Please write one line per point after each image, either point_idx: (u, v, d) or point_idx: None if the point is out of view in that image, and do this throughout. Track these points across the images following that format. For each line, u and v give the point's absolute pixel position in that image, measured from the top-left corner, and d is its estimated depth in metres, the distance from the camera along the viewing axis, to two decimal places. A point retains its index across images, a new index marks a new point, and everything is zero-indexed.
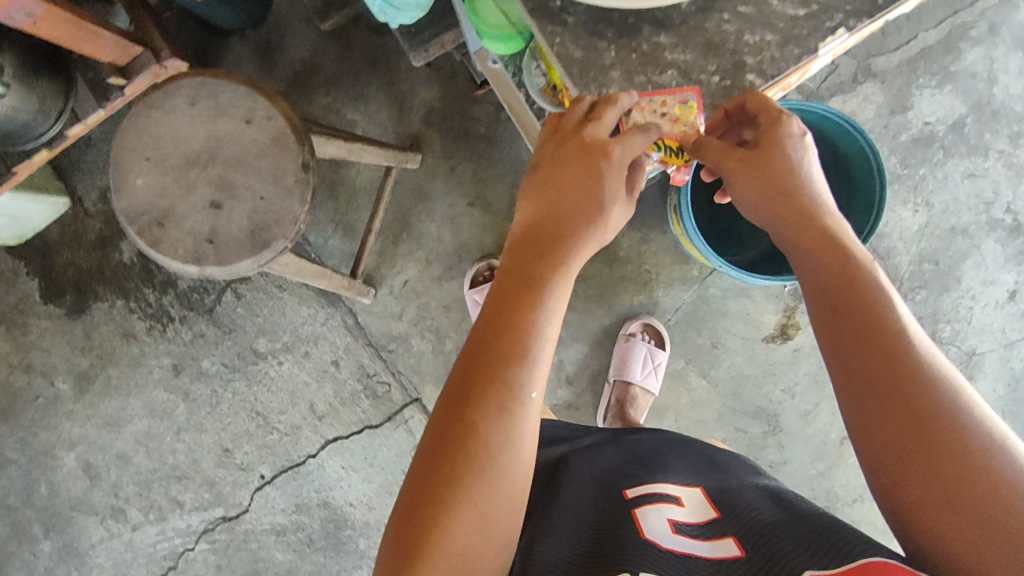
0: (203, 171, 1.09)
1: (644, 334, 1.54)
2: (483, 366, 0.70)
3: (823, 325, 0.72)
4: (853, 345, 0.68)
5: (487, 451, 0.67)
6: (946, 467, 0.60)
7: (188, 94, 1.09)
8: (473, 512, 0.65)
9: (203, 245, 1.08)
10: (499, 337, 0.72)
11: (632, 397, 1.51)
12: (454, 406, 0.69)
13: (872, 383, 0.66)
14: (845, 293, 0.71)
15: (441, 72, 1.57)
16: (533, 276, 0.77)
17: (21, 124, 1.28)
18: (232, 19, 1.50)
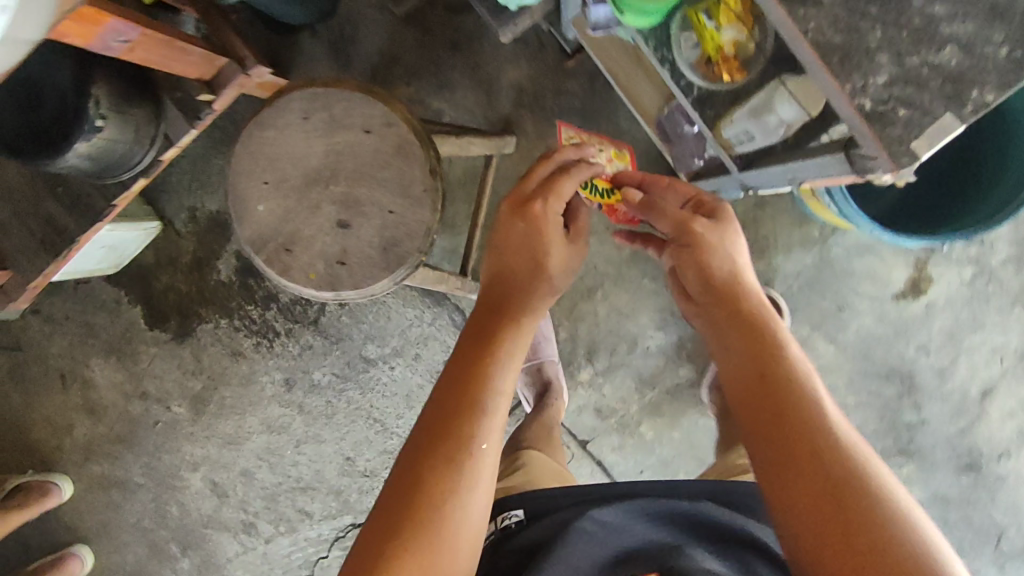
0: (327, 189, 1.02)
1: None
2: (442, 423, 0.82)
3: (750, 413, 0.80)
4: (765, 430, 0.78)
5: (438, 495, 0.78)
6: (810, 510, 0.71)
7: (302, 107, 1.01)
8: (426, 546, 0.75)
9: (335, 267, 1.03)
10: (456, 396, 0.84)
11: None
12: (419, 456, 0.81)
13: (784, 449, 0.75)
14: (758, 384, 0.81)
15: (528, 47, 1.48)
16: (486, 352, 0.88)
17: (121, 155, 1.22)
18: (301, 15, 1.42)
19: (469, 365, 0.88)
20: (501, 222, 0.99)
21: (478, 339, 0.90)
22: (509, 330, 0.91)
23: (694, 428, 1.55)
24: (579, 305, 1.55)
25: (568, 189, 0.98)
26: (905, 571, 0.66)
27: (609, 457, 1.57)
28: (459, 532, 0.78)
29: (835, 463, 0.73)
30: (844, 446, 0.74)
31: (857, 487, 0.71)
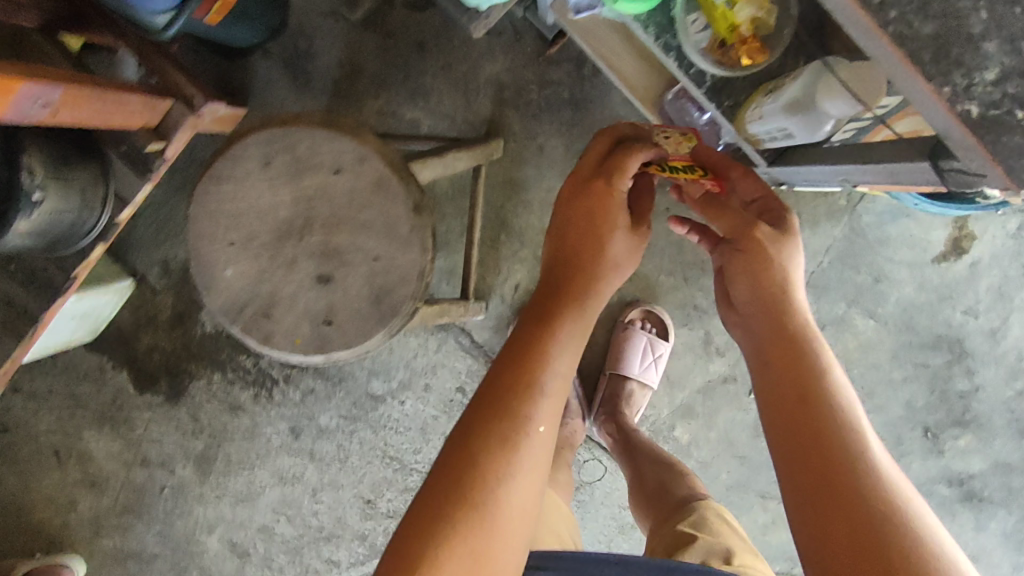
0: (301, 242, 0.89)
1: (646, 323, 1.39)
2: (495, 410, 0.72)
3: (779, 431, 0.73)
4: (791, 454, 0.71)
5: (490, 489, 0.68)
6: (841, 545, 0.64)
7: (261, 152, 0.87)
8: (474, 551, 0.65)
9: (322, 327, 0.91)
10: (515, 370, 0.75)
11: (628, 394, 1.37)
12: (467, 442, 0.71)
13: (814, 470, 0.68)
14: (793, 398, 0.74)
15: (502, 37, 1.33)
16: (549, 335, 0.79)
17: (70, 225, 1.10)
18: (249, 35, 1.28)
19: (524, 344, 0.78)
20: (567, 197, 0.88)
21: (540, 322, 0.80)
22: (574, 312, 0.81)
23: (733, 426, 1.44)
24: None
25: (636, 164, 0.85)
26: None
27: None
28: (510, 543, 0.68)
29: (874, 495, 0.65)
30: (884, 477, 0.67)
31: (894, 524, 0.63)
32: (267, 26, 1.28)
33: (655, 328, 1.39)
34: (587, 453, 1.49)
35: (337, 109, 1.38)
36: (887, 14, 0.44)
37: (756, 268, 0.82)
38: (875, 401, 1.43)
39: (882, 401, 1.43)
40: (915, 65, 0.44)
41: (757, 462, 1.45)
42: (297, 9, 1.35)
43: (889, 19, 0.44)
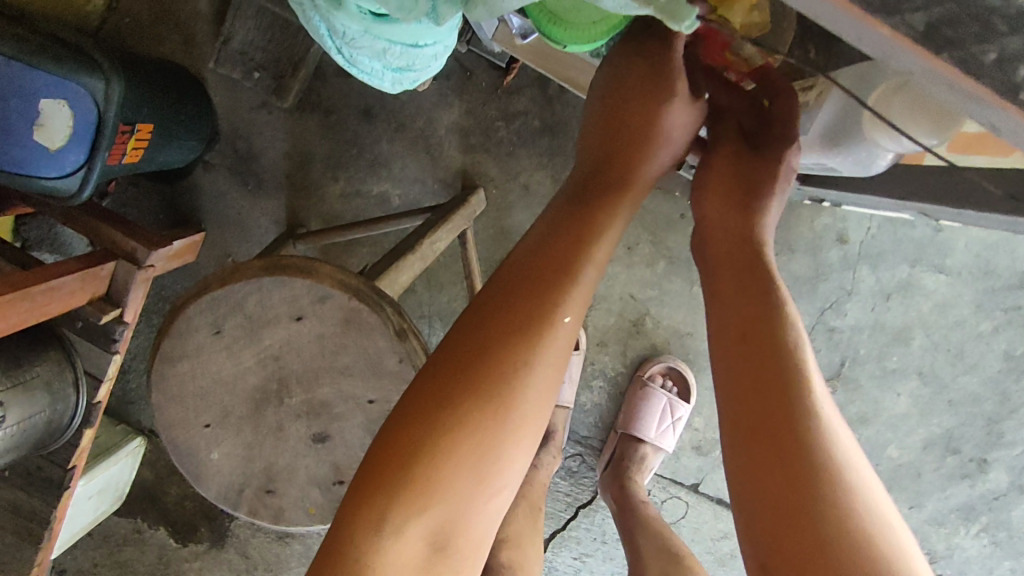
0: (282, 406, 0.78)
1: (668, 380, 1.26)
2: (512, 304, 0.59)
3: (723, 380, 0.56)
4: (735, 414, 0.54)
5: (497, 399, 0.56)
6: (772, 548, 0.50)
7: (209, 320, 0.75)
8: (474, 454, 0.56)
9: (335, 490, 0.80)
10: (558, 252, 0.61)
11: (641, 457, 1.22)
12: (476, 345, 0.58)
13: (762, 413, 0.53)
14: (747, 327, 0.56)
15: (451, 80, 1.18)
16: (591, 213, 0.63)
17: (44, 427, 0.99)
18: (182, 155, 1.16)
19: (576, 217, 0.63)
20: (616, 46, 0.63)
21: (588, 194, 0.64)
22: (619, 190, 0.65)
23: None
24: (632, 343, 1.27)
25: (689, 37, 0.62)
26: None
27: None
28: (514, 451, 0.58)
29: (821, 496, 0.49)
30: (833, 459, 0.51)
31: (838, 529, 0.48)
32: (198, 140, 1.16)
33: (677, 384, 1.26)
34: (662, 493, 1.32)
35: (299, 204, 1.26)
36: (1017, 69, 0.26)
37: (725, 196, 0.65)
38: (969, 361, 1.23)
39: (976, 359, 1.23)
40: None
41: None
42: (225, 110, 1.22)
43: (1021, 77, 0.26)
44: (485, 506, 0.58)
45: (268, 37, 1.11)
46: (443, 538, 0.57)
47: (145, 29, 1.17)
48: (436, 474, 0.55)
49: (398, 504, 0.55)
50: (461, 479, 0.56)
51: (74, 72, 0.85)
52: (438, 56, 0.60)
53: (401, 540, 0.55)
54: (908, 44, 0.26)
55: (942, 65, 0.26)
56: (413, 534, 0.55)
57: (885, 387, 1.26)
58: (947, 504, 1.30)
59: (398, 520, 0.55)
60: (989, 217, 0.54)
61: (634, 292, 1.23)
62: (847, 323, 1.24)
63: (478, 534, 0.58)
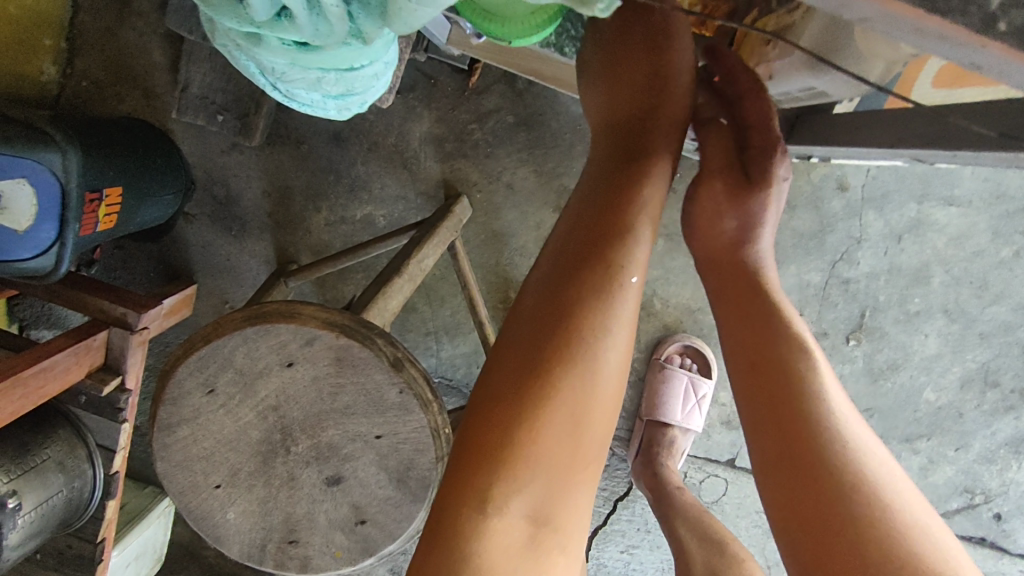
0: (290, 455, 0.76)
1: (685, 359, 1.22)
2: (585, 272, 0.57)
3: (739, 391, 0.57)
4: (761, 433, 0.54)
5: (576, 373, 0.54)
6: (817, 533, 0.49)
7: (202, 380, 0.74)
8: (533, 462, 0.53)
9: (358, 530, 0.78)
10: (596, 243, 0.58)
11: (671, 441, 1.18)
12: (549, 319, 0.55)
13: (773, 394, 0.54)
14: (757, 335, 0.57)
15: (415, 90, 1.15)
16: (631, 177, 0.61)
17: (64, 507, 0.98)
18: (162, 212, 1.14)
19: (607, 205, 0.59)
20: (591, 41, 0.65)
21: (621, 159, 0.62)
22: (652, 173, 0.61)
23: (843, 381, 1.25)
24: (643, 327, 1.24)
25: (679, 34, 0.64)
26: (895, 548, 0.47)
27: None
28: (603, 424, 0.55)
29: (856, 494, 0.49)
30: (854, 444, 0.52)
31: (885, 537, 0.47)
32: (174, 194, 1.14)
33: (696, 362, 1.22)
34: (699, 474, 1.29)
35: (285, 239, 1.24)
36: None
37: (709, 209, 0.64)
38: (995, 291, 1.18)
39: (1002, 288, 1.17)
40: None
41: (884, 409, 1.25)
42: (197, 158, 1.20)
43: (996, 7, 0.22)
44: (587, 473, 0.55)
45: (225, 78, 1.08)
46: (547, 517, 0.53)
47: (103, 90, 1.15)
48: (535, 444, 0.53)
49: (501, 477, 0.52)
50: (533, 490, 0.53)
51: (28, 149, 0.83)
52: (379, 74, 0.57)
53: (507, 515, 0.52)
54: None
55: (902, 8, 0.22)
56: (518, 507, 0.52)
57: (911, 331, 1.21)
58: (994, 440, 1.25)
59: (504, 493, 0.52)
60: (988, 157, 0.49)
61: None
62: (861, 272, 1.19)
63: (579, 513, 0.55)
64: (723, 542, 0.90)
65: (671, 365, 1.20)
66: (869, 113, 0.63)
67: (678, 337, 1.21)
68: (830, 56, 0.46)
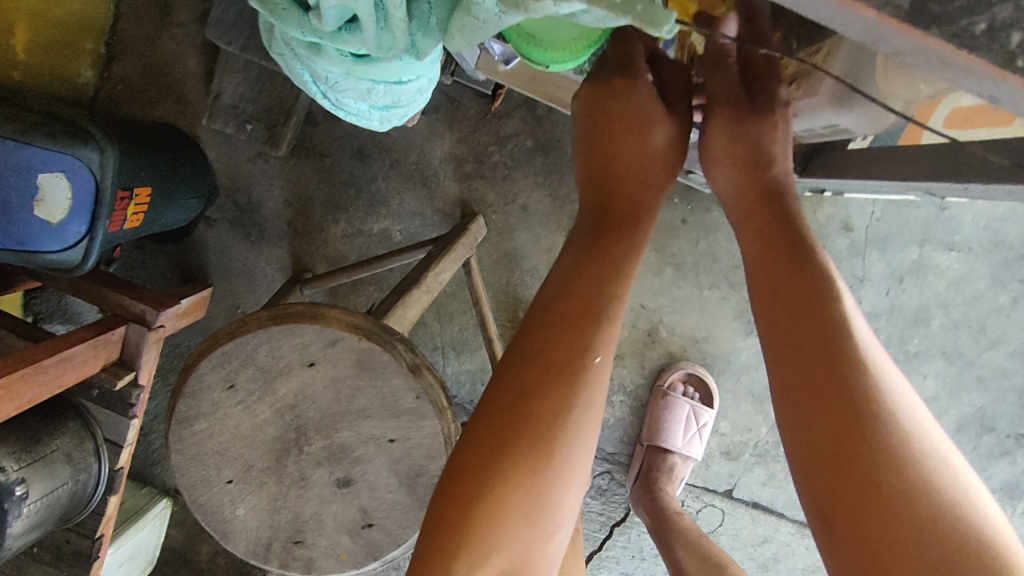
0: (304, 454, 0.77)
1: (688, 388, 1.23)
2: (544, 386, 0.55)
3: (765, 317, 0.55)
4: (785, 349, 0.52)
5: (564, 445, 0.55)
6: (836, 464, 0.48)
7: (223, 375, 0.76)
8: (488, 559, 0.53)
9: (363, 534, 0.79)
10: (553, 356, 0.56)
11: (670, 467, 1.20)
12: (525, 385, 0.55)
13: (796, 328, 0.52)
14: (790, 268, 0.55)
15: (441, 112, 1.19)
16: (608, 272, 0.58)
17: (70, 497, 0.99)
18: (184, 214, 1.17)
19: (570, 317, 0.57)
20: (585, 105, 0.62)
21: (598, 254, 0.59)
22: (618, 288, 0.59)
23: None
24: (648, 354, 1.26)
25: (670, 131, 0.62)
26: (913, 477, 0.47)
27: (764, 496, 1.28)
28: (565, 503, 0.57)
29: (875, 421, 0.48)
30: (876, 371, 0.50)
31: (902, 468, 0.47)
32: (199, 197, 1.17)
33: (698, 391, 1.23)
34: (696, 503, 1.30)
35: (302, 249, 1.26)
36: (1008, 38, 0.25)
37: (724, 133, 0.62)
38: (992, 336, 1.20)
39: (999, 334, 1.20)
40: None
41: None
42: (223, 165, 1.23)
43: (1015, 45, 0.25)
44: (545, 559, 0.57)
45: (257, 89, 1.12)
46: None
47: (137, 94, 1.19)
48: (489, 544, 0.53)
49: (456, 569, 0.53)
50: None
51: (68, 145, 0.87)
52: (423, 88, 0.61)
53: None
54: (899, 25, 0.25)
55: (936, 43, 0.25)
56: None
57: (910, 371, 1.23)
58: (989, 484, 1.26)
59: None
60: (997, 188, 0.52)
61: (644, 303, 1.23)
62: (863, 311, 1.22)
63: None
64: (722, 564, 0.91)
65: (676, 393, 1.22)
66: (879, 149, 0.67)
67: (681, 366, 1.23)
68: (863, 85, 0.48)
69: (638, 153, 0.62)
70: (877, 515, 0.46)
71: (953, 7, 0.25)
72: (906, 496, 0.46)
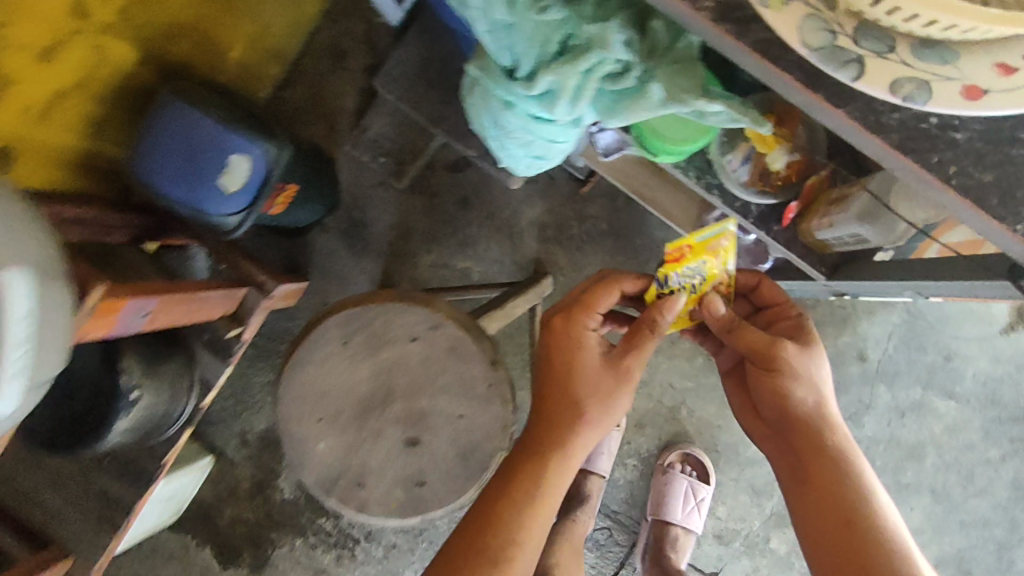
0: (385, 411, 0.94)
1: (686, 465, 1.37)
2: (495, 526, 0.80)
3: (809, 508, 0.73)
4: (822, 532, 0.71)
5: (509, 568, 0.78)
6: None
7: (340, 332, 0.94)
8: None
9: (413, 491, 0.94)
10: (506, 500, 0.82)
11: (673, 539, 1.32)
12: (489, 521, 0.81)
13: (830, 521, 0.71)
14: (823, 473, 0.73)
15: (539, 184, 1.43)
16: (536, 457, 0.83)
17: (160, 416, 1.16)
18: (308, 216, 1.38)
19: (522, 476, 0.83)
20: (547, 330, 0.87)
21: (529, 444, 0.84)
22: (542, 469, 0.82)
23: None
24: (666, 428, 1.40)
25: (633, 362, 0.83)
26: None
27: None
28: None
29: None
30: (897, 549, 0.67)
31: None
32: (323, 205, 1.39)
33: (696, 470, 1.37)
34: None
35: (394, 268, 1.47)
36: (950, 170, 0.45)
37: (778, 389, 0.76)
38: (978, 485, 1.33)
39: (984, 484, 1.33)
40: (984, 209, 0.45)
41: None
42: (348, 185, 1.47)
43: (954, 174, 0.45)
44: None
45: (398, 132, 1.38)
46: None
47: (299, 115, 1.46)
48: None
49: None
50: None
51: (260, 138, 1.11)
52: (565, 151, 0.83)
53: None
54: (893, 150, 0.45)
55: (912, 164, 0.45)
56: None
57: (899, 501, 1.35)
58: None
59: None
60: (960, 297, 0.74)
61: (673, 382, 1.39)
62: (865, 434, 1.34)
63: None
64: None
65: (675, 470, 1.35)
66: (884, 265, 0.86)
67: (680, 445, 1.38)
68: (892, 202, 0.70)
69: (581, 372, 0.83)
70: None
71: (924, 147, 0.45)
72: None
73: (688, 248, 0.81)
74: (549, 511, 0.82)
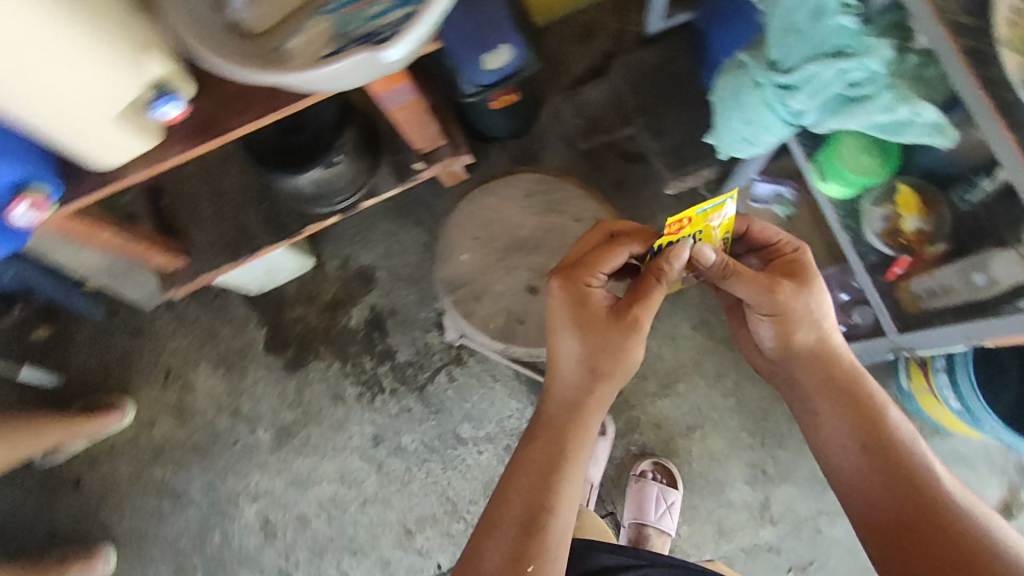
0: (526, 257, 1.17)
1: (655, 473, 1.55)
2: (537, 466, 0.94)
3: (842, 419, 0.96)
4: (858, 437, 0.94)
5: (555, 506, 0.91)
6: (894, 480, 0.90)
7: (527, 187, 1.20)
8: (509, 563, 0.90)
9: (513, 324, 1.15)
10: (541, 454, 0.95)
11: (649, 543, 1.49)
12: (535, 465, 0.95)
13: (862, 428, 0.94)
14: (849, 398, 0.96)
15: (682, 204, 1.69)
16: (561, 415, 0.97)
17: (334, 189, 1.40)
18: (501, 130, 1.66)
19: (554, 428, 0.96)
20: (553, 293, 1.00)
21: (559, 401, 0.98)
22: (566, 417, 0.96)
23: None
24: (676, 440, 1.59)
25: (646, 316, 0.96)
26: (933, 484, 0.89)
27: None
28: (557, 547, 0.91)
29: (912, 463, 0.91)
30: (907, 442, 0.93)
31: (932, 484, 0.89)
32: (516, 130, 1.67)
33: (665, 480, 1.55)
34: None
35: None
36: None
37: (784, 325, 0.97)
38: None
39: None
40: None
41: None
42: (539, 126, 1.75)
43: None
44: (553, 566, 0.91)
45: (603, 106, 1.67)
46: None
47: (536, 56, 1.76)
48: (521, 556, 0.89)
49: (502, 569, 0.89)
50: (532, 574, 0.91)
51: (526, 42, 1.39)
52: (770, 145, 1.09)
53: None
54: None
55: None
56: None
57: None
58: None
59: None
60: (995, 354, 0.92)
61: (702, 407, 1.58)
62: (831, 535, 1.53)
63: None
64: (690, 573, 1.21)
65: (644, 477, 1.54)
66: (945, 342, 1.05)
67: (653, 456, 1.57)
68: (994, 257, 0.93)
69: (594, 323, 0.97)
70: (922, 501, 0.88)
71: None
72: (931, 497, 0.88)
73: (688, 220, 0.93)
74: (582, 458, 0.95)
